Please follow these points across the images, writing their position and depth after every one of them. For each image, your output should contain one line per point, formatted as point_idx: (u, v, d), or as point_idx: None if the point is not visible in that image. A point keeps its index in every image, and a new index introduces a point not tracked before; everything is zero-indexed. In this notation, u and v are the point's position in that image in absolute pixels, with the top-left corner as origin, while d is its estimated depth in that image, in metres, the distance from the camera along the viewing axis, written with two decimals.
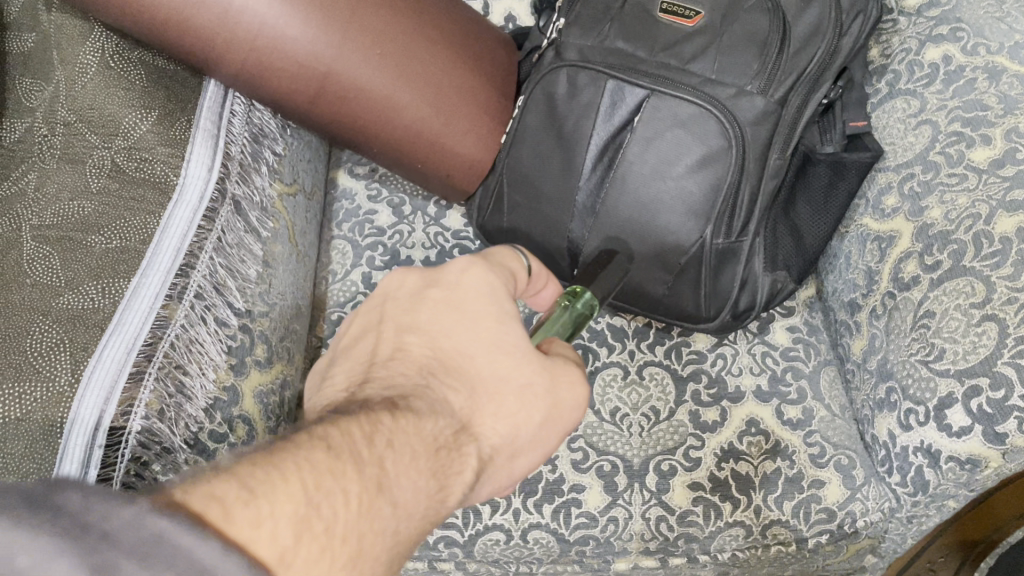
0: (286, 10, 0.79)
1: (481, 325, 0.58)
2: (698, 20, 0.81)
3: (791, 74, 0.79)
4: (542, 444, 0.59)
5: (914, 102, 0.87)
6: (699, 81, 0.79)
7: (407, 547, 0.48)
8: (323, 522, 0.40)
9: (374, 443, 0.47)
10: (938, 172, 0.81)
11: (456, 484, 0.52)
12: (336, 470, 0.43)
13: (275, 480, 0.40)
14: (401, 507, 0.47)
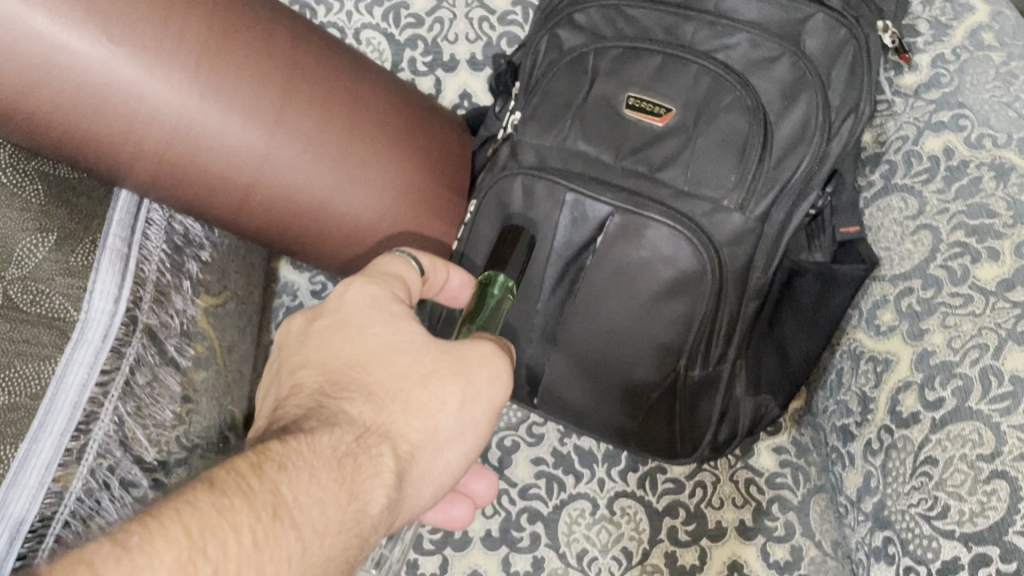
0: (205, 107, 0.70)
1: (369, 330, 0.54)
2: (669, 119, 0.73)
3: (774, 186, 0.70)
4: (473, 435, 0.55)
5: (912, 202, 0.78)
6: (669, 195, 0.71)
7: (336, 563, 0.46)
8: (210, 568, 0.40)
9: (263, 470, 0.44)
10: (939, 290, 0.72)
11: (377, 492, 0.48)
12: (223, 508, 0.42)
13: (153, 534, 0.39)
14: (309, 528, 0.44)
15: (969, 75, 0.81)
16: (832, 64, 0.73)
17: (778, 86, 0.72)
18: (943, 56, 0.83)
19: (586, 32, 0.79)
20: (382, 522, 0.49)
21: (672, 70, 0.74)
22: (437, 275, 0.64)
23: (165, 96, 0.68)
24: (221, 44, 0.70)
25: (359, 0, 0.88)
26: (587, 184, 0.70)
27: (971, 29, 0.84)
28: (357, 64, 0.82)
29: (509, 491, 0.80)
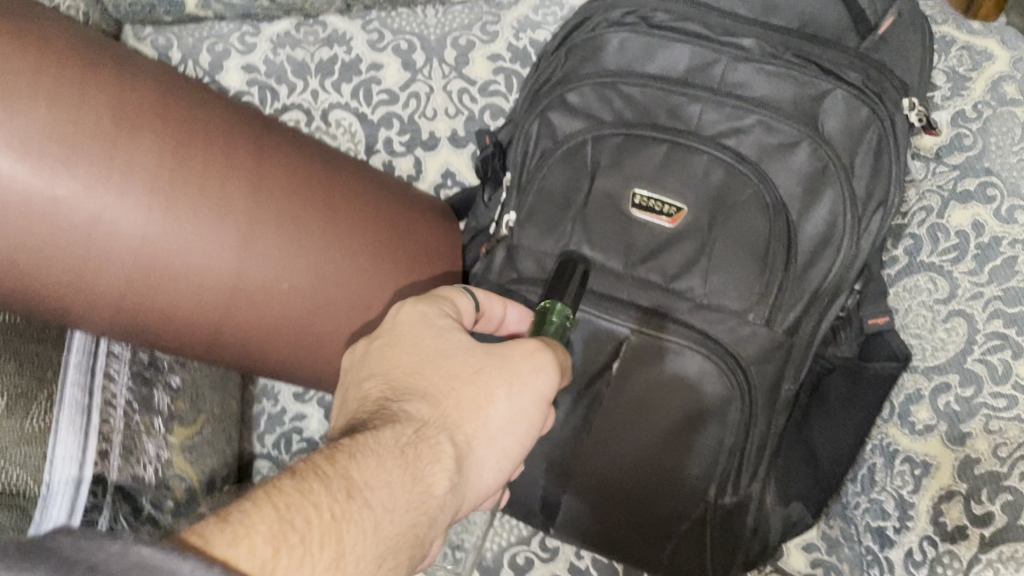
0: (168, 220, 0.61)
1: (420, 339, 0.51)
2: (679, 219, 0.66)
3: (800, 302, 0.65)
4: (528, 429, 0.51)
5: (942, 284, 0.72)
6: (689, 313, 0.64)
7: (404, 545, 0.43)
8: (298, 536, 0.37)
9: (336, 460, 0.42)
10: (980, 388, 0.68)
11: (439, 478, 0.45)
12: (303, 488, 0.39)
13: (247, 509, 0.37)
14: (381, 507, 0.42)
15: (993, 136, 0.75)
16: (854, 148, 0.67)
17: (797, 179, 0.66)
18: (964, 113, 0.77)
19: (581, 116, 0.72)
20: (442, 511, 0.46)
21: (680, 161, 0.67)
22: (493, 308, 0.59)
23: (123, 213, 0.60)
24: (178, 150, 0.63)
25: (324, 78, 0.80)
26: (597, 305, 0.64)
27: (992, 79, 0.78)
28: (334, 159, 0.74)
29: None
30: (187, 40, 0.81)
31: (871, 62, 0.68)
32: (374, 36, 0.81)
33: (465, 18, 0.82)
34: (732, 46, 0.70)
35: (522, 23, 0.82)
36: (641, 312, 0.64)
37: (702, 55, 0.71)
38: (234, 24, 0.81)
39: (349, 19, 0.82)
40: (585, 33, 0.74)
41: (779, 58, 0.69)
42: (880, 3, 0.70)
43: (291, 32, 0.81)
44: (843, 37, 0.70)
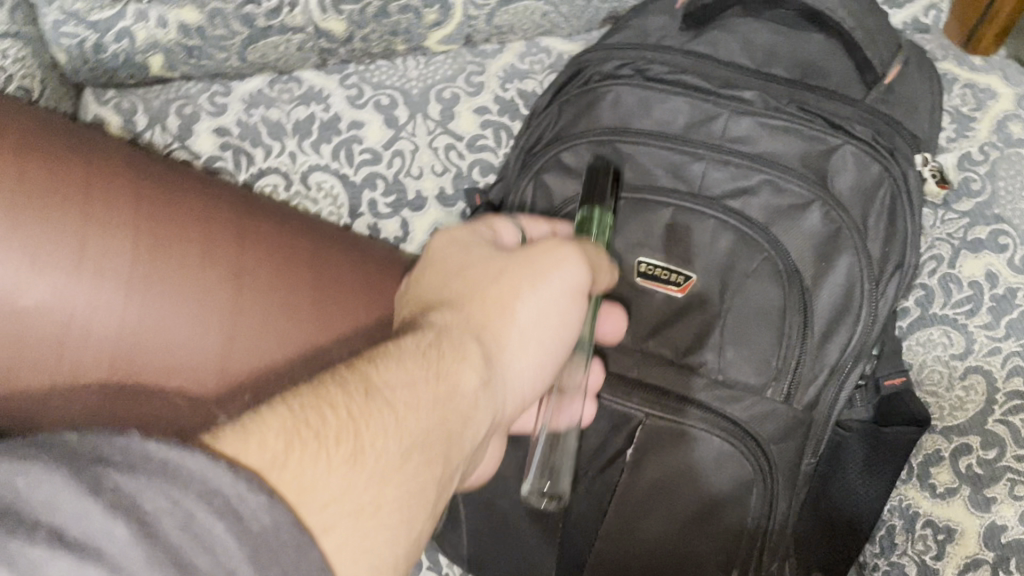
0: (147, 310, 0.56)
1: (452, 265, 0.53)
2: (689, 288, 0.63)
3: (816, 379, 0.62)
4: (563, 320, 0.51)
5: (957, 338, 0.70)
6: (704, 394, 0.61)
7: (433, 443, 0.40)
8: (313, 431, 0.35)
9: (356, 366, 0.41)
10: (1002, 451, 0.66)
11: (466, 374, 0.44)
12: (317, 390, 0.38)
13: (257, 415, 0.35)
14: (403, 406, 0.39)
15: (1002, 180, 0.73)
16: (866, 209, 0.64)
17: (810, 242, 0.63)
18: (970, 155, 0.74)
19: (577, 177, 0.69)
20: (475, 411, 0.44)
21: (686, 227, 0.65)
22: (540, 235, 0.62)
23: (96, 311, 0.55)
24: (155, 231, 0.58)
25: (302, 140, 0.76)
26: (608, 387, 0.62)
27: (997, 119, 0.75)
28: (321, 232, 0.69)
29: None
30: (152, 103, 0.75)
31: (880, 115, 0.65)
32: (352, 91, 0.77)
33: (449, 69, 0.79)
34: (732, 100, 0.67)
35: (508, 73, 0.79)
36: (655, 393, 0.61)
37: (702, 110, 0.67)
38: (202, 84, 0.76)
39: (325, 74, 0.77)
40: (578, 88, 0.71)
41: (783, 111, 0.66)
42: (887, 48, 0.66)
43: (264, 90, 0.77)
44: (847, 86, 0.67)
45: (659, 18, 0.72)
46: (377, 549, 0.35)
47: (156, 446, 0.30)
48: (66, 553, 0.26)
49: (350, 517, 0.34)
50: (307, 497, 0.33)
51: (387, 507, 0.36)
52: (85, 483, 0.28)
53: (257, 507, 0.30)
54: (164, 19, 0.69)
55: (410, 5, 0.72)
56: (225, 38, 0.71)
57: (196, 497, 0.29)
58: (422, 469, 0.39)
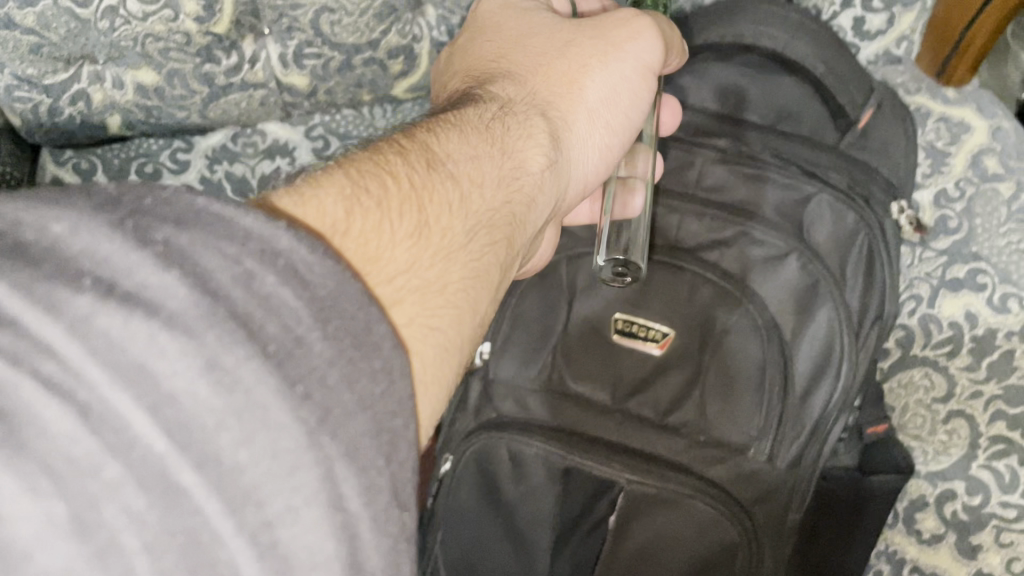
0: None
1: (505, 27, 0.57)
2: (667, 344, 0.62)
3: (798, 437, 0.60)
4: (633, 99, 0.55)
5: (938, 380, 0.69)
6: (686, 456, 0.60)
7: (495, 223, 0.44)
8: (375, 199, 0.38)
9: (414, 141, 0.44)
10: (987, 497, 0.65)
11: (532, 153, 0.49)
12: (382, 161, 0.41)
13: (320, 177, 0.38)
14: (464, 180, 0.44)
15: (979, 217, 0.72)
16: (844, 258, 0.63)
17: (788, 293, 0.62)
18: (946, 191, 0.74)
19: None
20: (532, 192, 0.48)
21: (662, 281, 0.63)
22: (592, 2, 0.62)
23: None
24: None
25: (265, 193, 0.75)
26: (587, 452, 0.61)
27: (972, 154, 0.74)
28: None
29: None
30: (112, 162, 0.73)
31: (855, 162, 0.64)
32: (318, 143, 0.76)
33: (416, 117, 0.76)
34: (706, 148, 0.66)
35: None
36: (638, 459, 0.60)
37: (673, 157, 0.66)
38: (163, 140, 0.74)
39: (289, 125, 0.75)
40: None
41: (757, 158, 0.64)
42: (861, 91, 0.64)
43: (227, 145, 0.75)
44: (821, 131, 0.65)
45: None
46: (447, 327, 0.38)
47: (205, 202, 0.27)
48: (129, 324, 0.23)
49: (414, 294, 0.37)
50: (378, 262, 0.36)
51: (451, 287, 0.39)
52: (127, 232, 0.25)
53: (327, 271, 0.28)
54: (121, 80, 0.67)
55: (374, 58, 0.70)
56: (185, 97, 0.69)
57: (255, 255, 0.26)
58: (487, 243, 0.43)
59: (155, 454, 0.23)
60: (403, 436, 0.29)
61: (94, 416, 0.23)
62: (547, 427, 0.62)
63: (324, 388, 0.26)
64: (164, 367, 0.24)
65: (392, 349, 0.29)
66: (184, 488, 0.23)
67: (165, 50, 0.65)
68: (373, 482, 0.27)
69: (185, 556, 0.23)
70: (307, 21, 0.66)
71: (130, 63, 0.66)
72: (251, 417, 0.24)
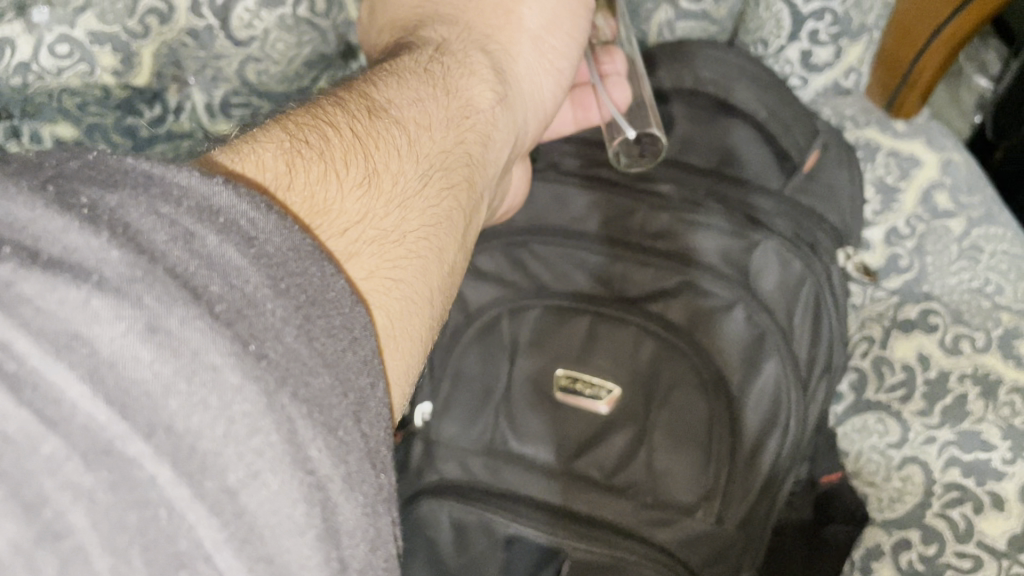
0: None
1: None
2: (612, 402, 0.60)
3: (747, 497, 0.59)
4: (573, 22, 0.56)
5: (892, 426, 0.67)
6: (631, 519, 0.59)
7: (449, 161, 0.44)
8: (314, 151, 0.37)
9: (351, 91, 0.43)
10: (943, 546, 0.64)
11: (478, 90, 0.49)
12: (320, 114, 0.40)
13: (257, 135, 0.37)
14: (410, 124, 0.43)
15: (929, 255, 0.71)
16: (791, 307, 0.60)
17: (735, 348, 0.59)
18: (897, 229, 0.72)
19: (493, 282, 0.64)
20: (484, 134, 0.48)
21: (606, 336, 0.61)
22: None
23: None
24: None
25: None
26: (530, 520, 0.60)
27: (923, 189, 0.72)
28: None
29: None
30: None
31: (802, 209, 0.62)
32: None
33: None
34: (649, 194, 0.62)
35: None
36: (583, 525, 0.60)
37: (616, 205, 0.63)
38: None
39: None
40: None
41: (702, 205, 0.61)
42: (803, 135, 0.64)
43: None
44: (767, 175, 0.63)
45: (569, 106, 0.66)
46: (410, 278, 0.38)
47: (134, 163, 0.27)
48: (56, 289, 0.23)
49: (370, 246, 0.36)
50: (320, 217, 0.35)
51: (410, 235, 0.39)
52: (49, 198, 0.25)
53: (269, 227, 0.28)
54: (38, 134, 0.63)
55: None
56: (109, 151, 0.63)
57: (188, 214, 0.26)
58: (441, 187, 0.42)
59: (97, 423, 0.22)
60: (370, 394, 0.29)
61: (28, 386, 0.22)
62: (490, 496, 0.61)
63: (278, 346, 0.26)
64: (99, 331, 0.23)
65: (351, 303, 0.30)
66: (130, 459, 0.23)
67: (83, 104, 0.62)
68: (340, 445, 0.27)
69: (141, 527, 0.22)
70: (232, 71, 0.64)
71: (47, 118, 0.62)
72: (200, 378, 0.24)
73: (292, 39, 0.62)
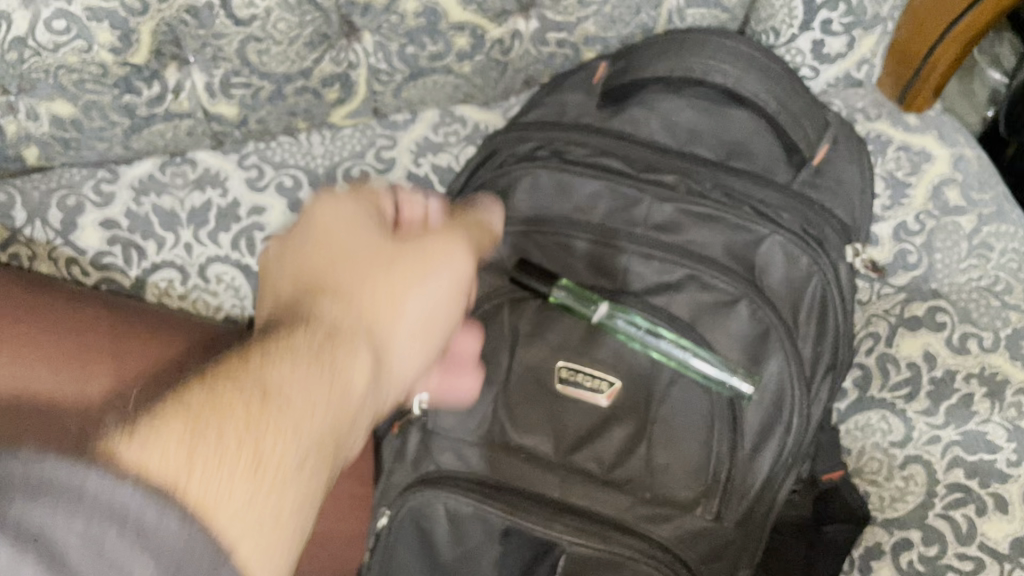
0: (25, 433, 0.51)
1: (326, 244, 0.48)
2: (614, 395, 0.59)
3: (747, 495, 0.59)
4: (449, 318, 0.48)
5: (896, 424, 0.67)
6: (629, 515, 0.58)
7: (327, 451, 0.38)
8: (207, 452, 0.33)
9: (247, 358, 0.38)
10: (944, 547, 0.63)
11: (358, 375, 0.42)
12: (213, 397, 0.35)
13: (137, 427, 0.32)
14: (299, 411, 0.37)
15: (938, 252, 0.70)
16: (796, 304, 0.61)
17: (738, 343, 0.59)
18: (906, 224, 0.71)
19: (494, 271, 0.63)
20: (357, 416, 0.41)
21: (608, 327, 0.60)
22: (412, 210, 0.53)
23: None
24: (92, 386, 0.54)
25: (198, 229, 0.71)
26: (527, 514, 0.58)
27: (932, 184, 0.71)
28: (218, 319, 0.68)
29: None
30: (31, 195, 0.69)
31: (810, 203, 0.61)
32: (252, 173, 0.72)
33: (357, 144, 0.74)
34: (654, 184, 0.62)
35: (422, 146, 0.74)
36: (581, 520, 0.58)
37: (621, 195, 0.62)
38: (86, 170, 0.70)
39: (222, 154, 0.72)
40: (492, 171, 0.65)
41: (708, 197, 0.61)
42: (814, 129, 0.62)
43: (155, 175, 0.71)
44: (776, 167, 0.63)
45: (577, 94, 0.66)
46: (277, 550, 0.34)
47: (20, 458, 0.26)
48: None
49: (251, 507, 0.33)
50: (197, 484, 0.32)
51: (289, 514, 0.35)
52: None
53: (170, 530, 0.28)
54: (35, 112, 0.62)
55: (306, 87, 0.67)
56: (105, 129, 0.65)
57: (85, 514, 0.26)
58: (314, 476, 0.37)
59: None
60: None
61: None
62: (487, 487, 0.59)
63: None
64: None
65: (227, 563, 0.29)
66: None
67: (80, 82, 0.61)
68: None
69: None
70: (232, 50, 0.62)
71: (44, 95, 0.61)
72: None
73: (294, 20, 0.61)
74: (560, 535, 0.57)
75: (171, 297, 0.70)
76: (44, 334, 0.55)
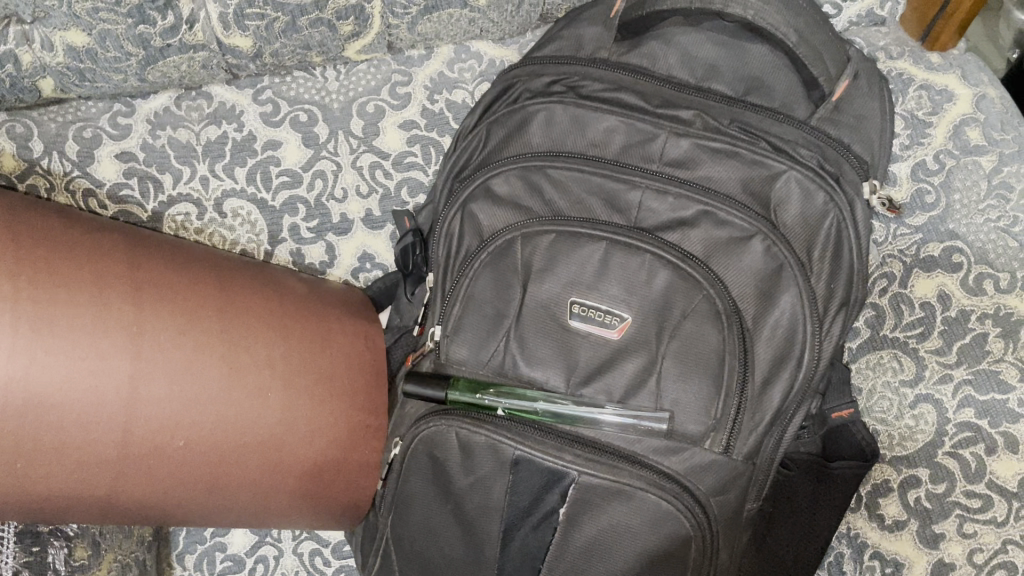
0: (55, 362, 0.51)
1: (319, 403, 0.62)
2: (626, 329, 0.59)
3: (757, 427, 0.60)
4: (306, 518, 0.66)
5: (908, 364, 0.68)
6: (639, 447, 0.59)
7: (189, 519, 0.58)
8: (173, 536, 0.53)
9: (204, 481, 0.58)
10: (951, 485, 0.65)
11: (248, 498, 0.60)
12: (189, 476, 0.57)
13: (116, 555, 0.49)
14: (246, 484, 0.60)
15: (957, 193, 0.69)
16: (811, 241, 0.60)
17: (752, 279, 0.59)
18: (925, 164, 0.70)
19: (508, 207, 0.63)
20: (263, 489, 0.61)
21: (619, 262, 0.60)
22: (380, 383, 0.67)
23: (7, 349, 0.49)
24: (110, 307, 0.54)
25: (215, 162, 0.72)
26: (537, 445, 0.59)
27: (954, 124, 0.70)
28: (217, 251, 0.68)
29: (322, 550, 0.76)
30: (48, 126, 0.70)
31: (827, 139, 0.61)
32: (267, 108, 0.73)
33: (372, 79, 0.74)
34: (671, 120, 0.61)
35: (437, 82, 0.74)
36: (590, 450, 0.58)
37: (637, 130, 0.62)
38: (103, 103, 0.71)
39: (236, 89, 0.72)
40: (506, 106, 0.65)
41: (724, 132, 0.60)
42: (835, 64, 0.61)
43: (171, 109, 0.72)
44: (793, 103, 0.62)
45: (594, 28, 0.65)
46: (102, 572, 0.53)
47: None
48: None
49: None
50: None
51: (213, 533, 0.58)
52: None
53: None
54: (50, 41, 0.62)
55: (321, 18, 0.66)
56: (119, 60, 0.65)
57: None
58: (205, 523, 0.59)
59: None
60: None
61: None
62: (498, 418, 0.60)
63: None
64: None
65: None
66: None
67: (93, 10, 0.60)
68: None
69: None
70: None
71: (58, 24, 0.61)
72: None
73: None
74: (567, 465, 0.58)
75: (187, 231, 0.72)
76: (58, 252, 0.54)
